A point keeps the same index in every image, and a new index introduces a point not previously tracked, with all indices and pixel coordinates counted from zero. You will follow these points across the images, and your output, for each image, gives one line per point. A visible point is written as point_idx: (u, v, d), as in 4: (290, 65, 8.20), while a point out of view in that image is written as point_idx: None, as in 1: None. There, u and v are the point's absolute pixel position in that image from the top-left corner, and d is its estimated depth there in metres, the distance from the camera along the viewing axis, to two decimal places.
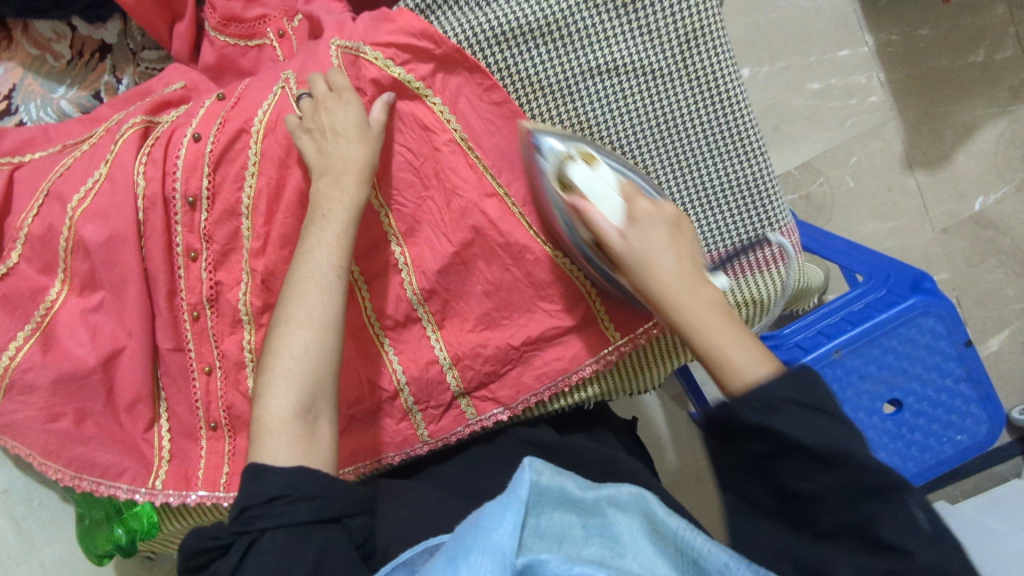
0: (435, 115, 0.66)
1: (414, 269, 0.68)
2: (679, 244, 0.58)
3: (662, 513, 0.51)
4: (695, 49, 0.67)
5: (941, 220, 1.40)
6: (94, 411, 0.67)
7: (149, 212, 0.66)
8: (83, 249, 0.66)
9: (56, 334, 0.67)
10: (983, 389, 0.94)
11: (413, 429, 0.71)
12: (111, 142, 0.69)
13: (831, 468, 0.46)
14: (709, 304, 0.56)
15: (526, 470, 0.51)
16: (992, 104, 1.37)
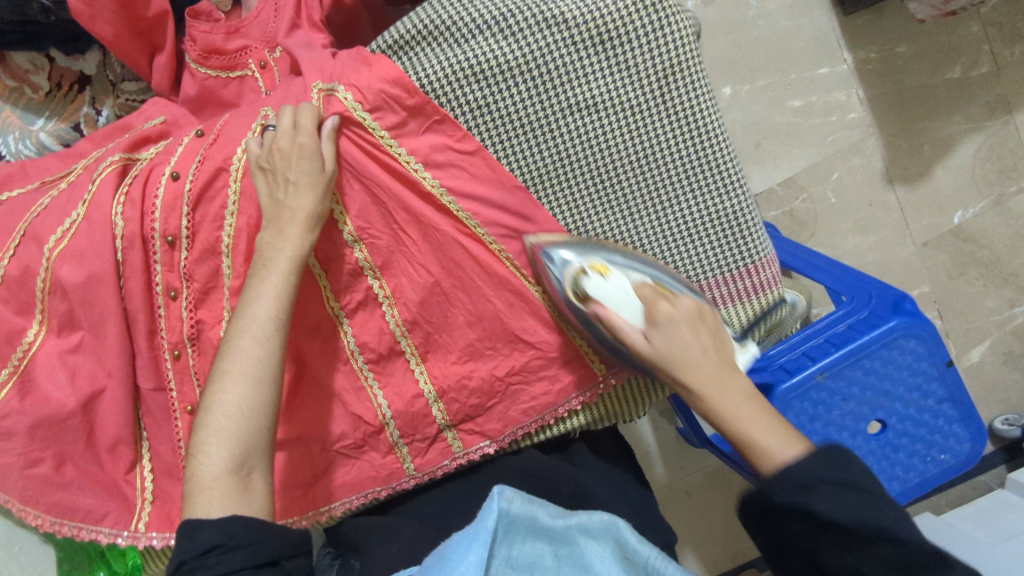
0: (399, 164, 0.65)
1: (395, 303, 0.68)
2: (698, 334, 0.60)
3: (633, 541, 0.55)
4: (673, 84, 0.68)
5: (922, 234, 1.42)
6: (73, 454, 0.66)
7: (128, 251, 0.66)
8: (61, 290, 0.66)
9: (34, 377, 0.66)
10: (965, 408, 0.95)
11: (400, 462, 0.70)
12: (88, 181, 0.69)
13: (864, 541, 0.48)
14: (738, 395, 0.58)
15: (494, 501, 0.53)
16: (969, 120, 1.39)
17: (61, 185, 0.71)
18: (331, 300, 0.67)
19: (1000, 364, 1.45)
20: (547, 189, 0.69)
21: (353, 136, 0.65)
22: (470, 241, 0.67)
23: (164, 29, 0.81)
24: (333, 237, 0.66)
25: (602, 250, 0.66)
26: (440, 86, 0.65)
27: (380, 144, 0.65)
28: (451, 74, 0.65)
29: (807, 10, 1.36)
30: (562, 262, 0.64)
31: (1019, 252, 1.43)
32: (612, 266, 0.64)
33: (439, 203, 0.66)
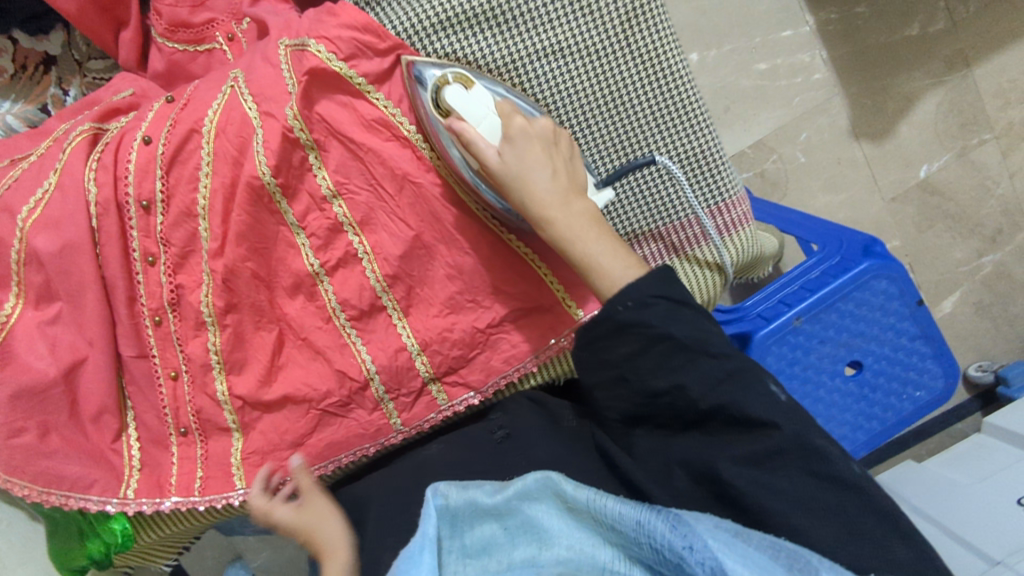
0: (383, 116, 0.67)
1: (375, 258, 0.68)
2: (552, 157, 0.61)
3: (570, 488, 0.57)
4: (637, 26, 0.69)
5: (889, 189, 1.45)
6: (58, 423, 0.66)
7: (103, 219, 0.66)
8: (37, 260, 0.65)
9: (12, 349, 0.65)
10: (937, 344, 0.98)
11: (386, 418, 0.71)
12: (58, 151, 0.68)
13: (691, 357, 0.55)
14: (581, 217, 0.60)
15: (434, 499, 0.57)
16: (929, 76, 1.43)
17: (31, 158, 0.70)
18: (310, 257, 0.68)
19: (970, 313, 1.51)
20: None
21: (329, 88, 0.66)
22: (445, 193, 0.67)
23: (129, 5, 0.81)
24: (310, 190, 0.67)
25: (472, 76, 0.65)
26: (408, 38, 0.67)
27: (358, 92, 0.66)
28: (420, 26, 0.66)
29: None
30: (429, 82, 0.64)
31: (981, 202, 1.48)
32: (479, 83, 0.64)
33: (416, 152, 0.67)
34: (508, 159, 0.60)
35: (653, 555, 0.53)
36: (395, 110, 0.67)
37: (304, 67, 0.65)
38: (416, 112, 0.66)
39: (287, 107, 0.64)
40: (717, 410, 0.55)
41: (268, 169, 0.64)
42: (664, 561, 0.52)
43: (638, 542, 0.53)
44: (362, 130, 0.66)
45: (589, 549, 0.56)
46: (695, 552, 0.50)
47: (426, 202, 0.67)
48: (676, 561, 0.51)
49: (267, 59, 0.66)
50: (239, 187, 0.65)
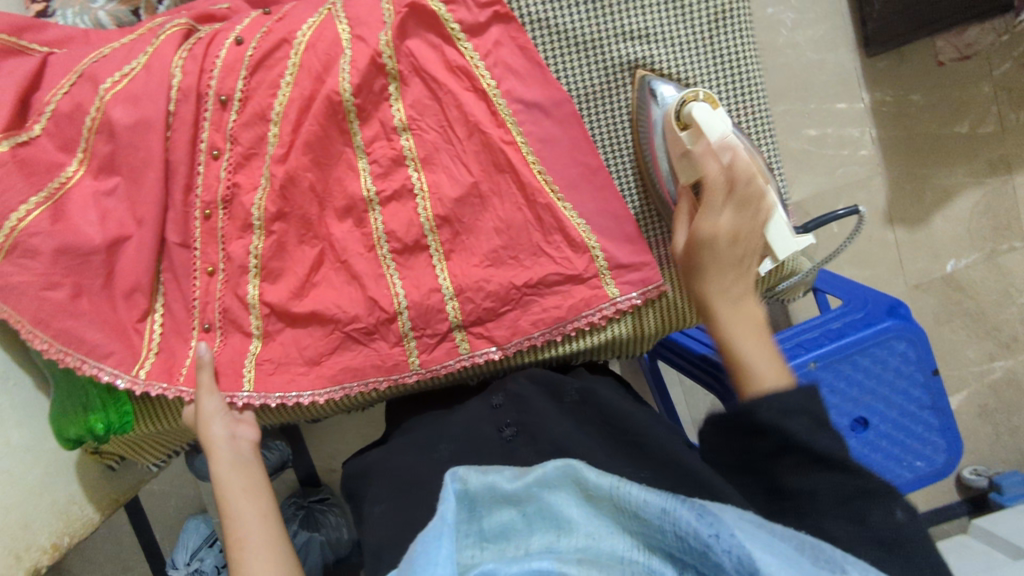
0: (466, 64, 0.69)
1: (429, 196, 0.69)
2: (738, 266, 0.62)
3: (591, 475, 0.55)
4: (724, 27, 0.70)
5: (914, 276, 1.48)
6: (94, 290, 0.67)
7: (180, 104, 0.68)
8: (109, 130, 0.67)
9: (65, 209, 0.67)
10: (944, 418, 0.99)
11: (405, 355, 0.71)
12: (151, 38, 0.71)
13: (821, 466, 0.55)
14: (749, 321, 0.62)
15: (452, 485, 0.55)
16: (969, 175, 1.46)
17: (123, 41, 0.73)
18: (368, 183, 0.69)
19: (972, 413, 1.52)
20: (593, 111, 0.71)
21: (425, 29, 0.69)
22: (510, 148, 0.69)
23: None
24: (383, 118, 0.69)
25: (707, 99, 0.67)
26: None
27: (450, 37, 0.69)
28: None
29: (834, 48, 1.40)
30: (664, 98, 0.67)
31: (1002, 306, 1.49)
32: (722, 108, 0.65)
33: (491, 104, 0.69)
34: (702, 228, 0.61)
35: (678, 545, 0.50)
36: (479, 63, 0.69)
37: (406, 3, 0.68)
38: (638, 119, 0.70)
39: (380, 33, 0.67)
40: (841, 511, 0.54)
41: (350, 87, 0.67)
42: (690, 551, 0.49)
43: (662, 530, 0.51)
44: (445, 70, 0.69)
45: (610, 540, 0.53)
46: (722, 540, 0.47)
47: (492, 152, 0.69)
48: (703, 549, 0.48)
49: None
50: (317, 100, 0.68)
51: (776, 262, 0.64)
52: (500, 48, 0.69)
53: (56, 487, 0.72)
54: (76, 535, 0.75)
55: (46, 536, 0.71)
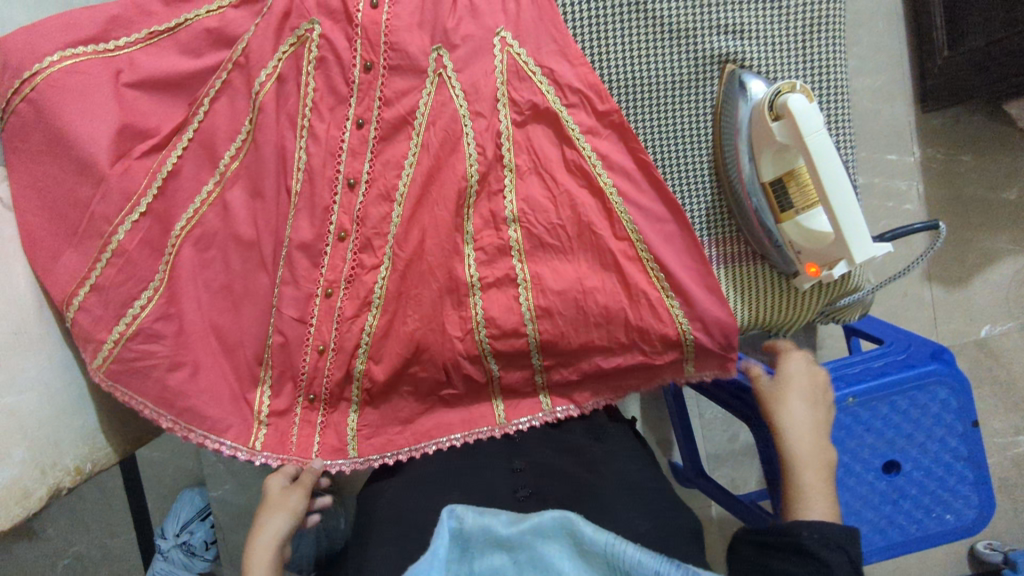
0: (561, 124, 0.69)
1: (518, 199, 0.70)
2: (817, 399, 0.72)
3: (587, 530, 0.47)
4: (815, 37, 0.70)
5: (947, 337, 1.47)
6: (167, 215, 0.68)
7: (279, 96, 0.69)
8: (211, 142, 0.69)
9: (171, 216, 0.69)
10: (979, 472, 0.96)
11: (476, 347, 0.72)
12: (270, 55, 0.68)
13: None
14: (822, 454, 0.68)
15: (445, 522, 0.47)
16: (1012, 242, 1.43)
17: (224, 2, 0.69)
18: (472, 160, 0.69)
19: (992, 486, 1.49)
20: (663, 144, 0.72)
21: (545, 126, 0.70)
22: (622, 245, 0.70)
23: None
24: (468, 84, 0.68)
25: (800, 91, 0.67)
26: None
27: (531, 78, 0.68)
28: None
29: (890, 99, 1.41)
30: (753, 94, 0.67)
31: None
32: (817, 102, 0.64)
33: (606, 202, 0.70)
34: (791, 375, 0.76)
35: None
36: (597, 164, 0.70)
37: (503, 56, 0.68)
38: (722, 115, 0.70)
39: (495, 60, 0.68)
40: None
41: (461, 93, 0.68)
42: None
43: None
44: (563, 168, 0.70)
45: None
46: None
47: (601, 253, 0.70)
48: None
49: None
50: (406, 70, 0.69)
51: (850, 268, 0.64)
52: (613, 147, 0.70)
53: (88, 409, 0.71)
54: (97, 465, 0.72)
55: (71, 457, 0.68)
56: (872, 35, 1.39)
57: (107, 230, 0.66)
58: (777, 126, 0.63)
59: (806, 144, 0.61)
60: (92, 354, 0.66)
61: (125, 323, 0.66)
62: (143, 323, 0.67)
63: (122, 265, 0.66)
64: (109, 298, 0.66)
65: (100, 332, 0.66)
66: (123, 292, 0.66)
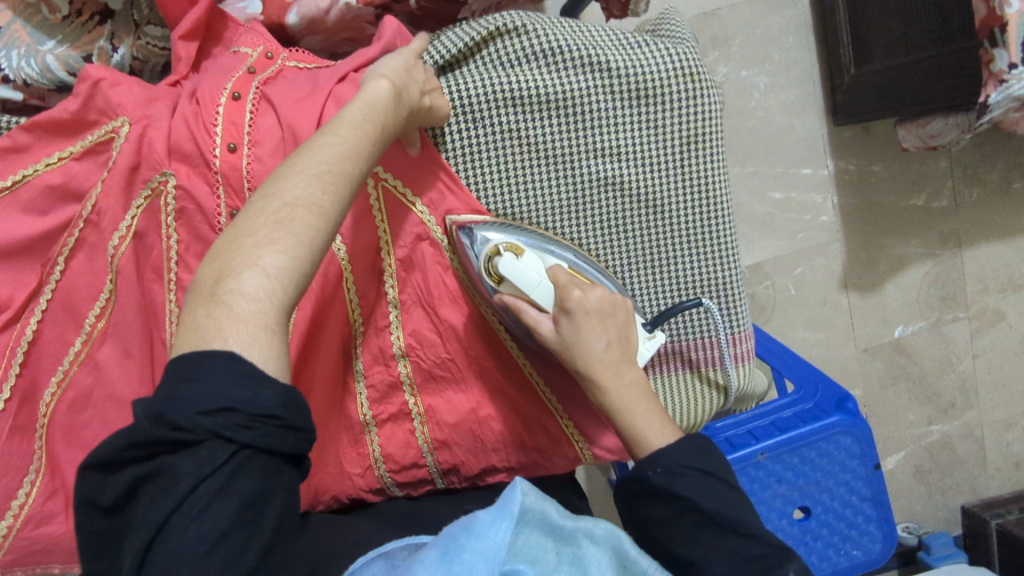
0: (442, 261, 0.68)
1: (404, 331, 0.68)
2: (607, 326, 0.62)
3: (632, 553, 0.49)
4: (692, 153, 0.72)
5: (864, 339, 1.52)
6: (35, 384, 0.66)
7: (142, 250, 0.66)
8: (73, 302, 0.66)
9: (38, 388, 0.66)
10: (883, 509, 1.01)
11: (377, 478, 0.71)
12: (123, 214, 0.64)
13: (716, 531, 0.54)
14: (631, 384, 0.61)
15: (514, 494, 0.46)
16: (923, 247, 1.50)
17: (64, 152, 0.65)
18: (353, 305, 0.65)
19: (909, 475, 1.57)
20: None
21: (427, 257, 0.68)
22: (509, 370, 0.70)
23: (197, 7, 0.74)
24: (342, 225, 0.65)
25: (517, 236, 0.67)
26: (480, 104, 0.67)
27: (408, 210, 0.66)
28: (494, 96, 0.67)
29: (803, 113, 1.41)
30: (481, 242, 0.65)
31: (943, 373, 1.55)
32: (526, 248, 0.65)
33: (491, 329, 0.70)
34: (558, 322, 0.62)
35: None
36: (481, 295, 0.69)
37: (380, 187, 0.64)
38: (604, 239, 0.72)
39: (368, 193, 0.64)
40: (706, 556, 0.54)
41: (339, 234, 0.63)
42: None
43: None
44: (446, 300, 0.69)
45: None
46: None
47: (491, 381, 0.71)
48: None
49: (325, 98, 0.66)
50: None
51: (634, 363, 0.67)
52: None
53: None
54: None
55: None
56: (782, 49, 1.38)
57: None
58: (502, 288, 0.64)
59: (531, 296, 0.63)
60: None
61: (12, 515, 0.64)
62: (32, 510, 0.64)
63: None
64: None
65: None
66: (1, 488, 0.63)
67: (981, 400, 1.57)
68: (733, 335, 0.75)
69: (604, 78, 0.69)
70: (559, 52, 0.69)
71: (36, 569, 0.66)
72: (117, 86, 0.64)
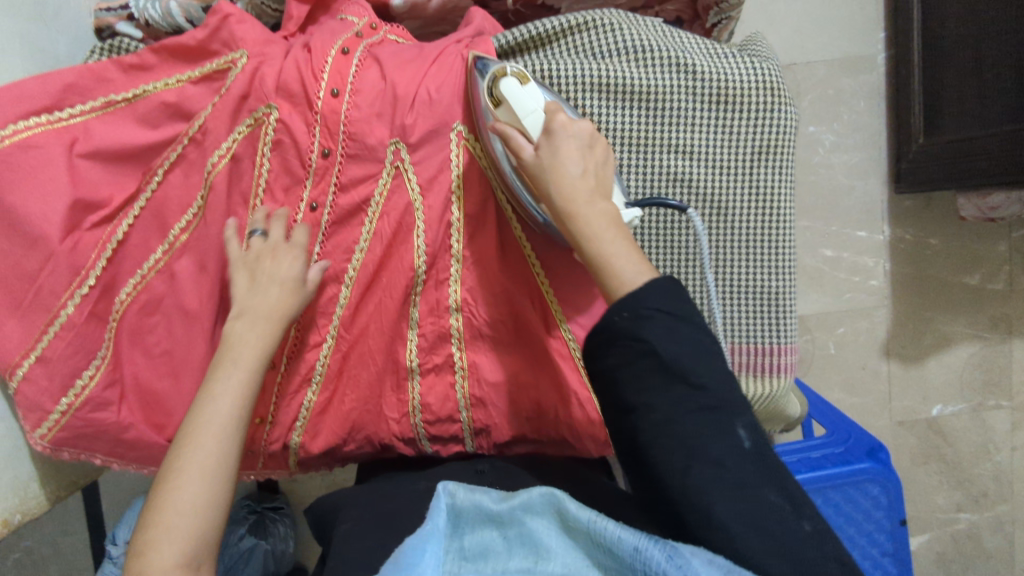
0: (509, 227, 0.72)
1: (462, 286, 0.71)
2: (586, 158, 0.61)
3: (572, 507, 0.45)
4: (763, 163, 0.74)
5: (899, 412, 1.49)
6: (115, 282, 0.70)
7: (237, 169, 0.70)
8: (163, 212, 0.71)
9: (117, 284, 0.70)
10: (904, 568, 0.97)
11: (411, 428, 0.74)
12: (225, 136, 0.70)
13: (666, 380, 0.51)
14: (604, 216, 0.58)
15: (439, 502, 0.46)
16: (972, 327, 1.46)
17: (183, 75, 0.71)
18: (421, 253, 0.70)
19: (929, 560, 1.51)
20: None
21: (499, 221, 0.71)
22: (554, 341, 0.72)
23: None
24: (421, 176, 0.70)
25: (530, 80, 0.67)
26: (567, 87, 0.70)
27: (482, 170, 0.70)
28: (581, 80, 0.70)
29: (865, 176, 1.42)
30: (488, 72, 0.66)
31: (978, 461, 1.49)
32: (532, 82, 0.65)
33: (542, 299, 0.72)
34: (539, 147, 0.61)
35: None
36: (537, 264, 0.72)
37: (460, 146, 0.70)
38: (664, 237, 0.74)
39: (450, 152, 0.70)
40: (668, 437, 0.50)
41: (417, 184, 0.70)
42: None
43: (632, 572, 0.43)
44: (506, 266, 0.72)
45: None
46: None
47: (536, 351, 0.72)
48: None
49: (425, 61, 0.71)
50: (365, 158, 0.70)
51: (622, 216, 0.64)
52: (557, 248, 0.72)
53: (21, 461, 0.73)
54: (27, 514, 0.75)
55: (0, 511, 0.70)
56: (852, 111, 1.40)
57: (56, 304, 0.67)
58: (499, 112, 0.64)
59: (523, 124, 0.63)
60: (35, 424, 0.67)
61: (74, 394, 0.68)
62: (93, 393, 0.68)
63: (71, 338, 0.68)
64: (56, 368, 0.67)
65: (47, 402, 0.67)
66: (68, 367, 0.68)
67: (1017, 496, 1.49)
68: (773, 347, 0.76)
69: (689, 79, 0.71)
70: (647, 50, 0.71)
71: (82, 456, 0.71)
72: (242, 22, 0.71)
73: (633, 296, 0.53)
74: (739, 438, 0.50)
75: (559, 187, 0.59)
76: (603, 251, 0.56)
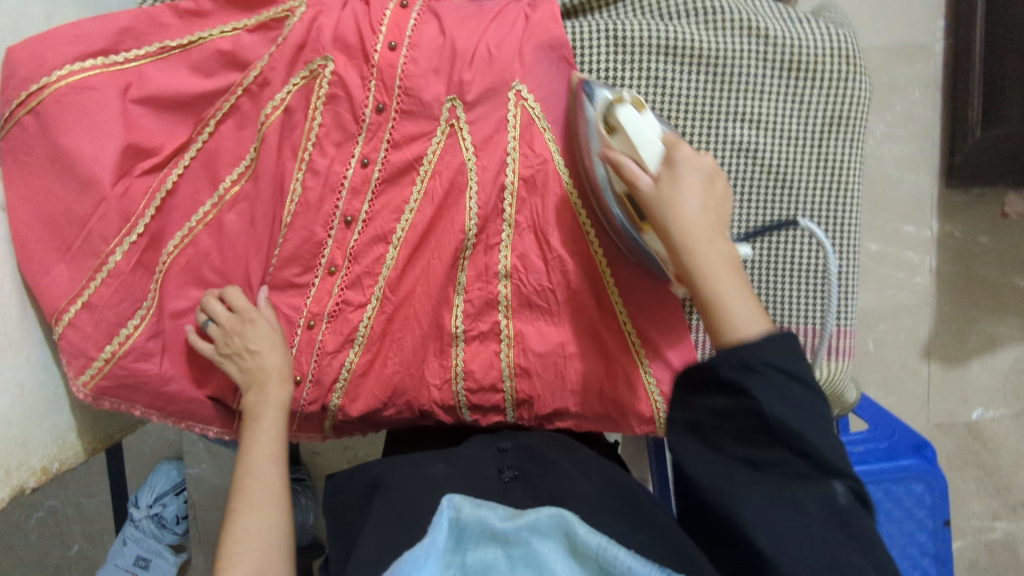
0: (565, 195, 0.69)
1: (512, 252, 0.69)
2: (707, 193, 0.56)
3: (582, 531, 0.44)
4: (832, 136, 0.72)
5: (937, 414, 1.43)
6: (163, 232, 0.70)
7: (288, 123, 0.69)
8: (215, 164, 0.71)
9: (164, 235, 0.70)
10: (944, 570, 0.94)
11: (452, 396, 0.72)
12: (280, 87, 0.69)
13: (768, 438, 0.48)
14: (722, 260, 0.53)
15: (443, 513, 0.44)
16: (1019, 330, 1.41)
17: (239, 23, 0.69)
18: (472, 214, 0.68)
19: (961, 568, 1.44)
20: None
21: (554, 187, 0.69)
22: (605, 315, 0.70)
23: None
24: (476, 137, 0.68)
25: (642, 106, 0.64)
26: (634, 48, 0.69)
27: (541, 133, 0.69)
28: (649, 43, 0.69)
29: (915, 169, 1.37)
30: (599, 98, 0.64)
31: (1017, 468, 1.42)
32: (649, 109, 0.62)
33: (594, 270, 0.70)
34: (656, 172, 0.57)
35: None
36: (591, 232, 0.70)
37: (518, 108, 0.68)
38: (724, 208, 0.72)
39: (508, 113, 0.68)
40: (766, 491, 0.47)
41: (471, 145, 0.68)
42: None
43: None
44: (560, 234, 0.69)
45: None
46: None
47: (585, 321, 0.70)
48: None
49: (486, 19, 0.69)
50: (419, 115, 0.68)
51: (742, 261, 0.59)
52: None
53: (61, 410, 0.73)
54: (64, 464, 0.74)
55: (39, 458, 0.70)
56: (905, 101, 1.36)
57: (104, 250, 0.67)
58: (613, 140, 0.61)
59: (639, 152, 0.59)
60: (78, 370, 0.67)
61: (117, 343, 0.67)
62: (137, 342, 0.68)
63: (119, 286, 0.67)
64: (101, 316, 0.67)
65: (91, 349, 0.67)
66: (116, 313, 0.67)
67: None
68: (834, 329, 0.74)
69: (760, 45, 0.70)
70: (719, 13, 0.70)
71: (121, 408, 0.70)
72: None
73: (742, 346, 0.49)
74: (836, 493, 0.46)
75: (679, 224, 0.54)
76: (720, 303, 0.52)
